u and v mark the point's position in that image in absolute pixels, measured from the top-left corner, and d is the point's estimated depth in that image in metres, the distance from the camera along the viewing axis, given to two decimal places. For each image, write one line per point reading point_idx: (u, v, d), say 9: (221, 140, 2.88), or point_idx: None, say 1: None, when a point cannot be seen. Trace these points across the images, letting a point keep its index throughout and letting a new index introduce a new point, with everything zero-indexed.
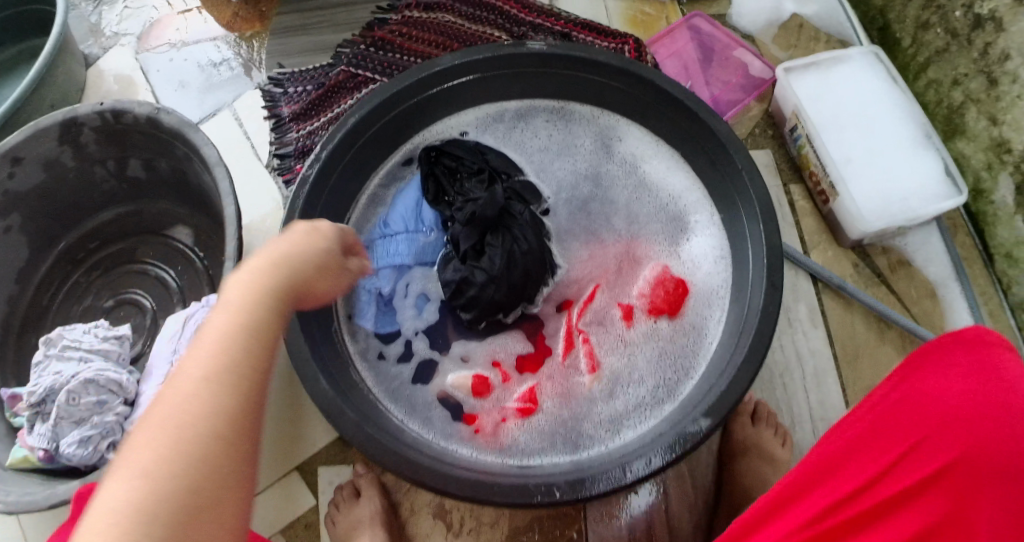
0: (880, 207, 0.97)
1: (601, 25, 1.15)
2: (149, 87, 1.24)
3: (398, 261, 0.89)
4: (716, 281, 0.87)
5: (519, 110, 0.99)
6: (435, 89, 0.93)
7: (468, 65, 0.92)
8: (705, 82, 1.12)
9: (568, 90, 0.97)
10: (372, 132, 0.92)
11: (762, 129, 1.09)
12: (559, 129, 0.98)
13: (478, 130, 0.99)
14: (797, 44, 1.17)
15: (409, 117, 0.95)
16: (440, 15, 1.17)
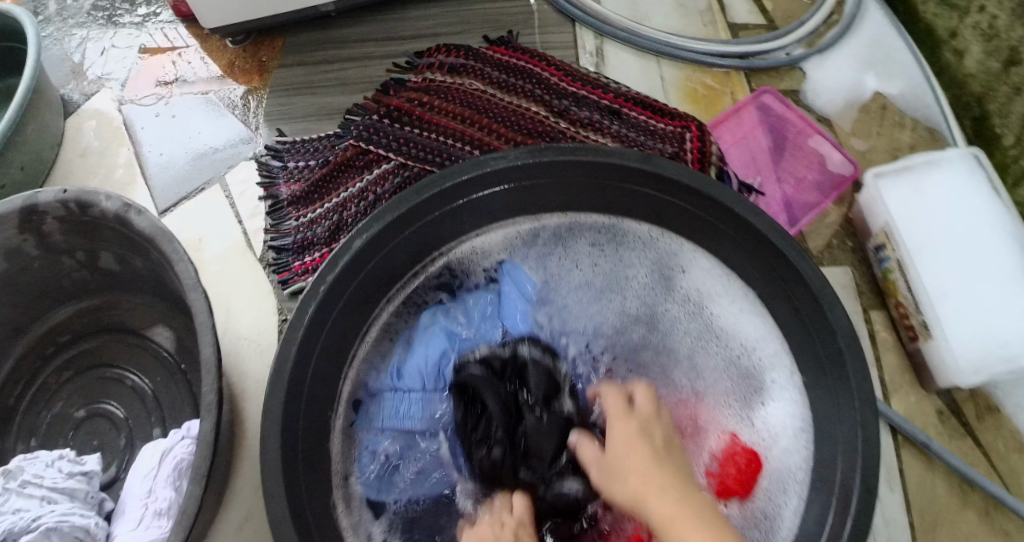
0: (980, 355, 0.83)
1: (658, 102, 0.97)
2: (131, 145, 1.08)
3: (408, 425, 0.80)
4: (794, 457, 0.76)
5: (563, 227, 0.87)
6: (460, 201, 0.79)
7: (505, 176, 0.79)
8: (776, 179, 0.96)
9: (623, 208, 0.84)
10: (383, 251, 0.78)
11: (840, 241, 0.96)
12: (606, 255, 0.88)
13: (515, 252, 0.88)
14: (878, 131, 1.00)
15: (432, 231, 0.82)
16: (466, 80, 0.99)
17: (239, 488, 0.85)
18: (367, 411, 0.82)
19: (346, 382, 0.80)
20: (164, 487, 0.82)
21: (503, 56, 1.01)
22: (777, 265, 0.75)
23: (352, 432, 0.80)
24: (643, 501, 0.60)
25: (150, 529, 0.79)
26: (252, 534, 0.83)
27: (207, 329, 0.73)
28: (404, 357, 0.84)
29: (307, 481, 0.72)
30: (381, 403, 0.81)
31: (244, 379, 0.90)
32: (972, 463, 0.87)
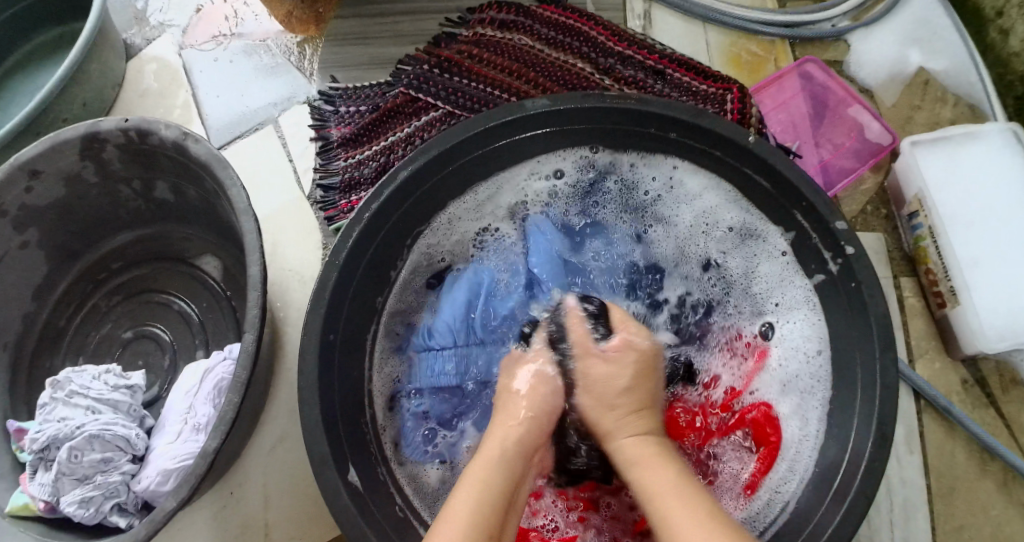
0: (1006, 324, 0.85)
1: (701, 65, 0.99)
2: (189, 88, 1.13)
3: (444, 382, 0.83)
4: (806, 384, 0.81)
5: (539, 167, 0.89)
6: (502, 140, 0.82)
7: (553, 120, 0.82)
8: (814, 145, 0.96)
9: (621, 141, 0.86)
10: (425, 188, 0.81)
11: (874, 208, 0.96)
12: (612, 186, 0.91)
13: (530, 181, 0.90)
14: (920, 105, 0.98)
15: (473, 168, 0.85)
16: (515, 36, 1.01)
17: (271, 409, 0.89)
18: (410, 369, 0.85)
19: (378, 330, 0.82)
20: (203, 404, 0.85)
21: (553, 14, 1.02)
22: (802, 215, 0.79)
23: (391, 404, 0.82)
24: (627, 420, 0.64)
25: (188, 442, 0.83)
26: (285, 454, 0.87)
27: (257, 247, 0.78)
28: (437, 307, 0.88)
29: (340, 396, 0.75)
30: (416, 363, 0.84)
31: (285, 308, 0.94)
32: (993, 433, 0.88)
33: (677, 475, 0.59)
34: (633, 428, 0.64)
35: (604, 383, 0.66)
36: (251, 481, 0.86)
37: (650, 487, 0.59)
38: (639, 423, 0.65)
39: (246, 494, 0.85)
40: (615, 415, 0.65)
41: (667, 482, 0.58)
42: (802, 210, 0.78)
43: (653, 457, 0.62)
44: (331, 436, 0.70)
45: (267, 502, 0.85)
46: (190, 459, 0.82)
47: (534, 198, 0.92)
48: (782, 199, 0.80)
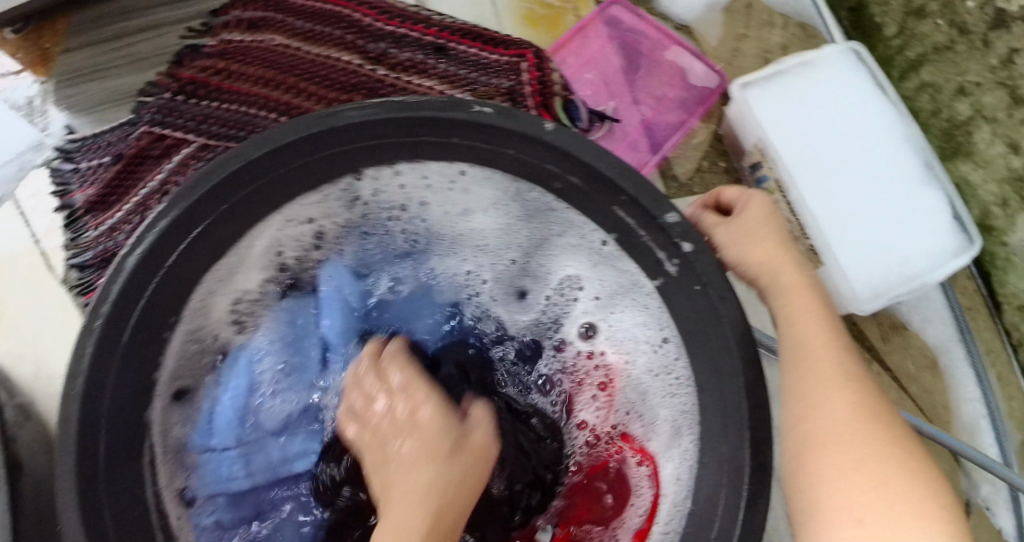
0: (880, 275, 0.78)
1: (485, 30, 0.84)
2: None
3: (233, 486, 0.70)
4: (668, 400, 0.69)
5: (294, 207, 0.68)
6: (264, 179, 0.62)
7: (299, 146, 0.61)
8: (631, 102, 0.83)
9: (382, 149, 0.66)
10: (174, 260, 0.61)
11: (711, 162, 0.83)
12: (379, 200, 0.72)
13: (291, 231, 0.71)
14: (747, 35, 0.85)
15: (237, 219, 0.65)
16: (267, 36, 0.85)
17: None
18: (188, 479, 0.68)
19: (148, 454, 0.63)
20: None
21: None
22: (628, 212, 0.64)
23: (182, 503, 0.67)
24: (775, 267, 0.62)
25: None
26: None
27: None
28: (215, 396, 0.72)
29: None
30: (197, 469, 0.69)
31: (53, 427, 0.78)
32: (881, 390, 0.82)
33: (831, 333, 0.59)
34: (809, 304, 0.60)
35: (749, 230, 0.64)
36: None
37: (812, 346, 0.58)
38: (814, 304, 0.60)
39: None
40: (788, 266, 0.61)
41: (844, 430, 0.55)
42: (621, 204, 0.64)
43: (827, 338, 0.59)
44: None
45: None
46: None
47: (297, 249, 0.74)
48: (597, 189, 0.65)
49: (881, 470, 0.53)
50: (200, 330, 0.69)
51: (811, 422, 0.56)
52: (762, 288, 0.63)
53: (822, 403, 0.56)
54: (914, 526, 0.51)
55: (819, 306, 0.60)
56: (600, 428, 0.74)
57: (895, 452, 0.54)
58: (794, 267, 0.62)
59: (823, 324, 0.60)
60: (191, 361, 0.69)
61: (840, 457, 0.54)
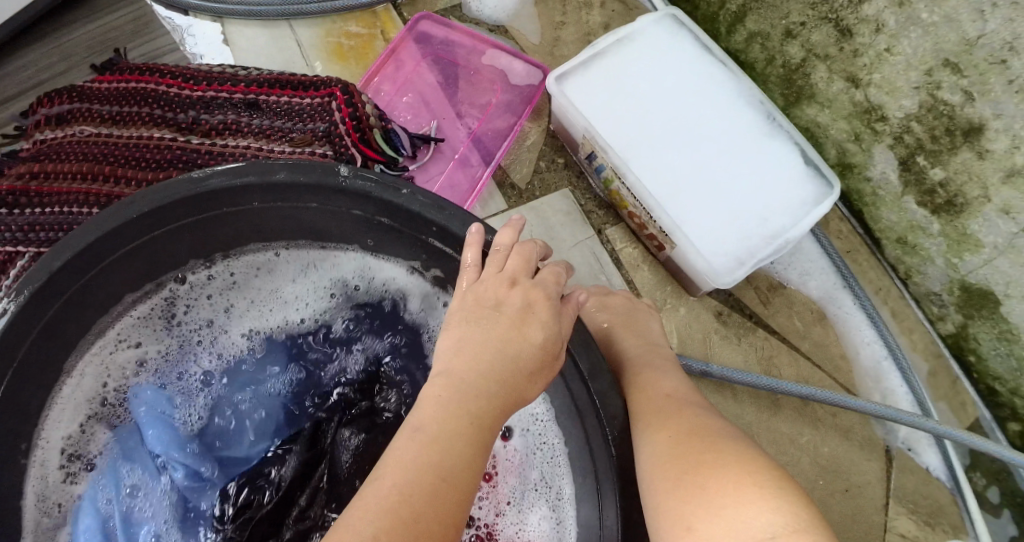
0: (738, 245, 0.72)
1: (294, 74, 0.81)
2: None
3: None
4: (551, 456, 0.65)
5: (124, 329, 0.69)
6: (69, 294, 0.61)
7: (99, 253, 0.60)
8: (455, 116, 0.80)
9: (178, 249, 0.67)
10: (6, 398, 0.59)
11: (548, 160, 0.80)
12: (189, 307, 0.71)
13: (122, 354, 0.69)
14: (565, 19, 0.81)
15: (55, 343, 0.63)
16: (77, 128, 0.83)
17: None
18: None
19: None
20: None
21: (110, 83, 0.84)
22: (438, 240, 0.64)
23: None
24: (616, 349, 0.67)
25: None
26: None
27: None
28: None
29: None
30: None
31: None
32: (771, 354, 0.79)
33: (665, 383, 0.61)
34: (655, 368, 0.64)
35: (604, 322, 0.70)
36: None
37: (649, 394, 0.61)
38: (655, 368, 0.64)
39: None
40: (631, 340, 0.68)
41: (676, 451, 0.53)
42: (436, 235, 0.64)
43: (653, 389, 0.61)
44: None
45: None
46: None
47: (123, 379, 0.69)
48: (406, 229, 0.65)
49: (691, 475, 0.51)
50: (48, 489, 0.64)
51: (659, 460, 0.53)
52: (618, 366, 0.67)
53: (651, 443, 0.55)
54: (754, 511, 0.47)
55: (664, 368, 0.64)
56: (484, 525, 0.65)
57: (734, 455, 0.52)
58: (632, 340, 0.68)
59: (670, 381, 0.62)
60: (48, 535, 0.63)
61: (681, 470, 0.52)
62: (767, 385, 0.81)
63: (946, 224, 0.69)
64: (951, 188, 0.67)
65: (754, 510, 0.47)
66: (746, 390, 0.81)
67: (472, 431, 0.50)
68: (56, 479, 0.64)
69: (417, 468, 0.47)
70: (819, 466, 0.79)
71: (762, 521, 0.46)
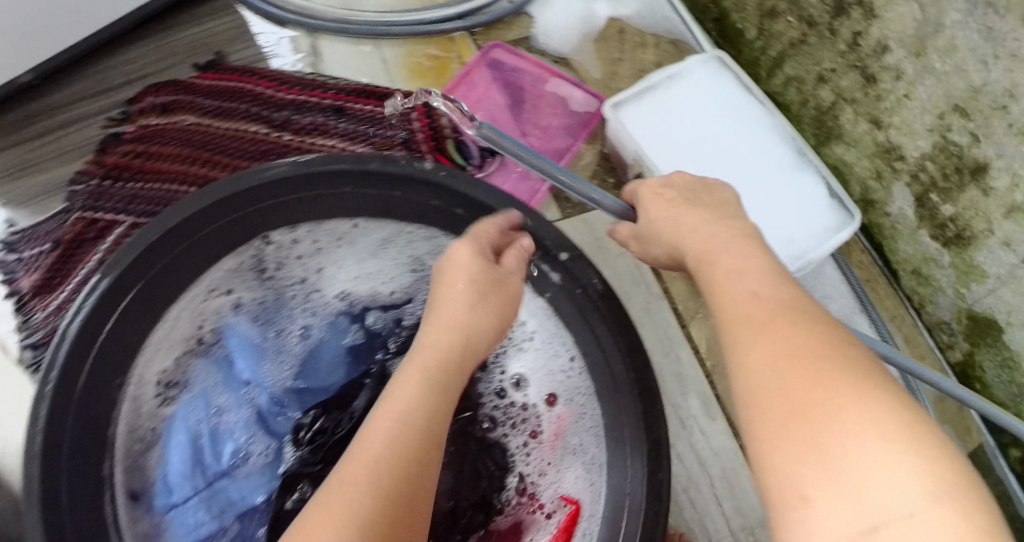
0: None
1: (379, 86, 0.92)
2: None
3: (201, 533, 0.77)
4: (589, 423, 0.77)
5: (216, 279, 0.80)
6: (174, 253, 0.73)
7: (194, 225, 0.73)
8: (519, 133, 0.89)
9: (275, 218, 0.78)
10: (108, 331, 0.71)
11: (600, 179, 0.89)
12: (280, 269, 0.84)
13: (213, 301, 0.81)
14: (621, 57, 0.92)
15: (156, 293, 0.74)
16: (182, 118, 0.94)
17: None
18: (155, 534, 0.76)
19: (110, 513, 0.72)
20: None
21: (214, 82, 0.96)
22: None
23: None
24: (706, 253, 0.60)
25: None
26: None
27: None
28: (166, 466, 0.78)
29: None
30: (167, 528, 0.76)
31: None
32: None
33: (762, 286, 0.54)
34: (739, 255, 0.57)
35: (664, 223, 0.65)
36: None
37: (739, 294, 0.54)
38: (738, 251, 0.58)
39: None
40: (710, 238, 0.61)
41: (780, 368, 0.47)
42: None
43: (757, 289, 0.54)
44: None
45: None
46: None
47: (216, 320, 0.83)
48: (480, 218, 0.77)
49: (802, 405, 0.45)
50: (139, 419, 0.77)
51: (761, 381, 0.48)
52: (689, 256, 0.62)
53: (765, 346, 0.49)
54: (891, 473, 0.40)
55: (760, 257, 0.57)
56: (527, 477, 0.79)
57: (852, 372, 0.46)
58: (735, 248, 0.58)
59: (763, 273, 0.55)
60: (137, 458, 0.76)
61: (784, 402, 0.46)
62: None
63: (956, 255, 0.79)
64: (960, 222, 0.76)
65: (873, 442, 0.42)
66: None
67: (425, 404, 0.60)
68: (148, 408, 0.78)
69: (388, 457, 0.56)
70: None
71: (904, 484, 0.40)
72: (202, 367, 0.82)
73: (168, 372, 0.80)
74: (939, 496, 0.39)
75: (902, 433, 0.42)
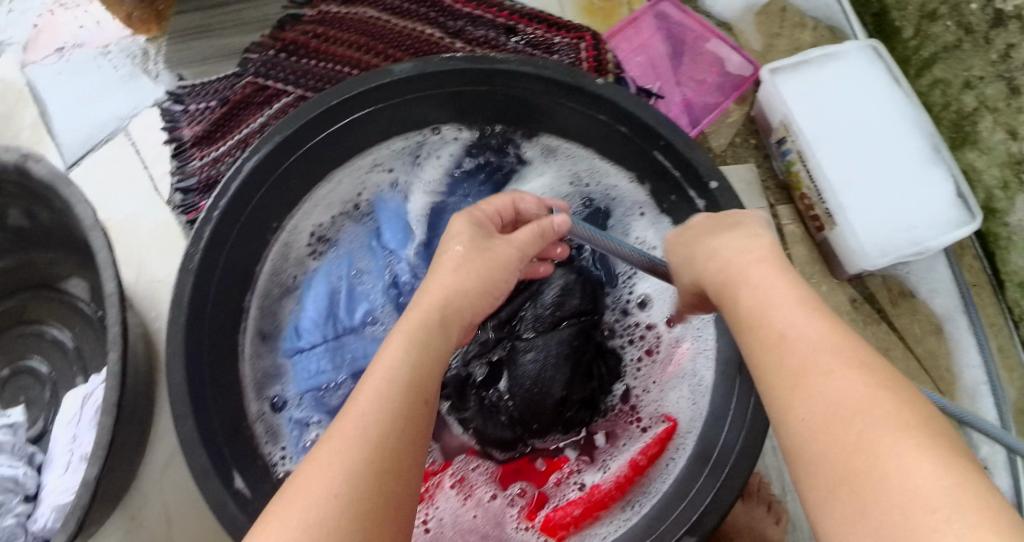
0: (884, 239, 0.87)
1: (553, 16, 0.96)
2: (45, 121, 1.02)
3: (322, 379, 0.84)
4: (705, 347, 0.80)
5: (381, 155, 0.89)
6: (344, 120, 0.80)
7: (368, 99, 0.79)
8: (675, 83, 0.95)
9: (448, 107, 0.85)
10: (276, 175, 0.79)
11: (742, 139, 0.96)
12: (440, 154, 0.91)
13: (373, 174, 0.90)
14: (780, 32, 0.98)
15: (317, 157, 0.83)
16: (360, 9, 0.96)
17: (158, 426, 0.88)
18: (281, 368, 0.85)
19: (245, 341, 0.82)
20: (86, 431, 0.84)
21: None
22: (660, 154, 0.80)
23: (272, 408, 0.82)
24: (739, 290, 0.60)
25: (75, 473, 0.83)
26: (182, 469, 0.88)
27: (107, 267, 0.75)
28: (299, 314, 0.86)
29: (219, 418, 0.75)
30: (291, 367, 0.85)
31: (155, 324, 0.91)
32: (887, 346, 0.93)
33: (815, 322, 0.55)
34: (787, 298, 0.57)
35: (708, 253, 0.67)
36: (148, 501, 0.86)
37: (788, 342, 0.54)
38: (794, 290, 0.57)
39: (147, 515, 0.86)
40: (761, 273, 0.60)
41: (826, 411, 0.50)
42: (660, 149, 0.80)
43: (806, 328, 0.54)
44: (209, 446, 0.71)
45: (168, 522, 0.86)
46: (73, 492, 0.81)
47: (373, 191, 0.91)
48: (637, 142, 0.81)
49: (852, 455, 0.47)
50: (288, 256, 0.86)
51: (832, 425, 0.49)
52: (741, 301, 0.60)
53: (830, 385, 0.50)
54: (945, 521, 0.42)
55: (809, 298, 0.57)
56: (632, 389, 0.82)
57: (900, 413, 0.48)
58: (782, 282, 0.59)
59: (818, 318, 0.55)
60: (275, 300, 0.86)
61: (835, 447, 0.48)
62: None
63: None
64: None
65: (926, 470, 0.44)
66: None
67: (400, 366, 0.59)
68: (297, 255, 0.87)
69: (375, 426, 0.55)
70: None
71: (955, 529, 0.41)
72: (351, 231, 0.90)
73: (323, 228, 0.89)
74: (983, 520, 0.41)
75: (942, 453, 0.45)
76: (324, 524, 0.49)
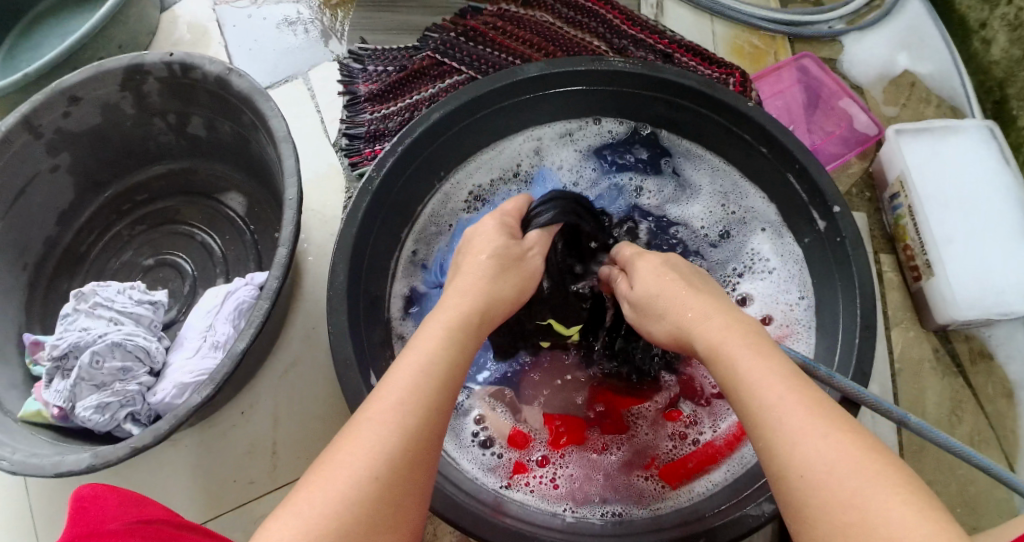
0: (976, 295, 0.91)
1: (707, 51, 1.06)
2: (226, 55, 1.13)
3: None
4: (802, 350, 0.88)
5: (547, 136, 0.98)
6: (525, 94, 0.89)
7: (548, 82, 0.88)
8: (806, 130, 1.05)
9: (616, 103, 0.94)
10: (452, 130, 0.87)
11: (859, 190, 1.04)
12: (597, 143, 0.99)
13: (527, 147, 0.98)
14: (904, 104, 1.07)
15: (486, 121, 0.90)
16: (538, 13, 1.08)
17: (285, 334, 0.94)
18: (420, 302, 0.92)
19: (396, 265, 0.90)
20: (223, 323, 0.90)
21: None
22: (795, 176, 0.86)
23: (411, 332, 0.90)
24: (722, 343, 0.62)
25: (205, 358, 0.88)
26: (296, 378, 0.92)
27: (292, 171, 0.82)
28: (446, 254, 0.94)
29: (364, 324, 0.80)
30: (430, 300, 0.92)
31: (303, 243, 0.99)
32: (960, 400, 0.93)
33: (787, 373, 0.57)
34: (759, 352, 0.59)
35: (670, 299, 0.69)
36: (259, 402, 0.91)
37: (756, 393, 0.56)
38: (747, 347, 0.60)
39: (256, 414, 0.91)
40: (722, 326, 0.63)
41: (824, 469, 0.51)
42: (795, 172, 0.85)
43: (787, 377, 0.57)
44: (356, 346, 0.75)
45: (276, 424, 0.90)
46: (206, 373, 0.86)
47: (533, 162, 0.99)
48: (776, 161, 0.87)
49: (849, 517, 0.49)
50: (446, 204, 0.95)
51: (825, 480, 0.51)
52: (698, 342, 0.64)
53: (826, 441, 0.52)
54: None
55: (767, 350, 0.60)
56: None
57: (876, 462, 0.51)
58: (727, 327, 0.63)
59: (775, 369, 0.58)
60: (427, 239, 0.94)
61: (835, 503, 0.50)
62: (950, 417, 0.93)
63: None
64: None
65: (912, 518, 0.48)
66: (931, 416, 0.93)
67: (402, 398, 0.57)
68: (455, 205, 0.96)
69: (357, 467, 0.53)
70: (962, 498, 0.89)
71: None
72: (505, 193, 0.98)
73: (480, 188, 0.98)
74: None
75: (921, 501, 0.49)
76: (347, 503, 0.52)
